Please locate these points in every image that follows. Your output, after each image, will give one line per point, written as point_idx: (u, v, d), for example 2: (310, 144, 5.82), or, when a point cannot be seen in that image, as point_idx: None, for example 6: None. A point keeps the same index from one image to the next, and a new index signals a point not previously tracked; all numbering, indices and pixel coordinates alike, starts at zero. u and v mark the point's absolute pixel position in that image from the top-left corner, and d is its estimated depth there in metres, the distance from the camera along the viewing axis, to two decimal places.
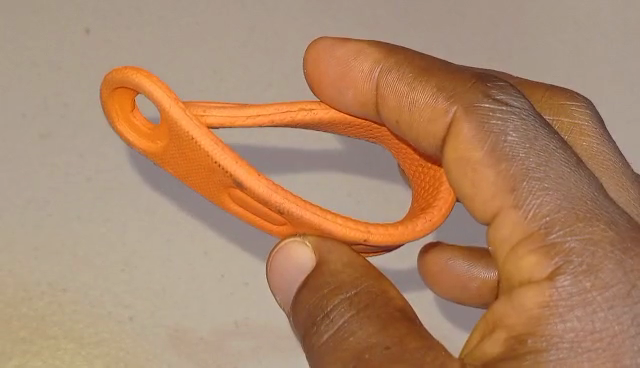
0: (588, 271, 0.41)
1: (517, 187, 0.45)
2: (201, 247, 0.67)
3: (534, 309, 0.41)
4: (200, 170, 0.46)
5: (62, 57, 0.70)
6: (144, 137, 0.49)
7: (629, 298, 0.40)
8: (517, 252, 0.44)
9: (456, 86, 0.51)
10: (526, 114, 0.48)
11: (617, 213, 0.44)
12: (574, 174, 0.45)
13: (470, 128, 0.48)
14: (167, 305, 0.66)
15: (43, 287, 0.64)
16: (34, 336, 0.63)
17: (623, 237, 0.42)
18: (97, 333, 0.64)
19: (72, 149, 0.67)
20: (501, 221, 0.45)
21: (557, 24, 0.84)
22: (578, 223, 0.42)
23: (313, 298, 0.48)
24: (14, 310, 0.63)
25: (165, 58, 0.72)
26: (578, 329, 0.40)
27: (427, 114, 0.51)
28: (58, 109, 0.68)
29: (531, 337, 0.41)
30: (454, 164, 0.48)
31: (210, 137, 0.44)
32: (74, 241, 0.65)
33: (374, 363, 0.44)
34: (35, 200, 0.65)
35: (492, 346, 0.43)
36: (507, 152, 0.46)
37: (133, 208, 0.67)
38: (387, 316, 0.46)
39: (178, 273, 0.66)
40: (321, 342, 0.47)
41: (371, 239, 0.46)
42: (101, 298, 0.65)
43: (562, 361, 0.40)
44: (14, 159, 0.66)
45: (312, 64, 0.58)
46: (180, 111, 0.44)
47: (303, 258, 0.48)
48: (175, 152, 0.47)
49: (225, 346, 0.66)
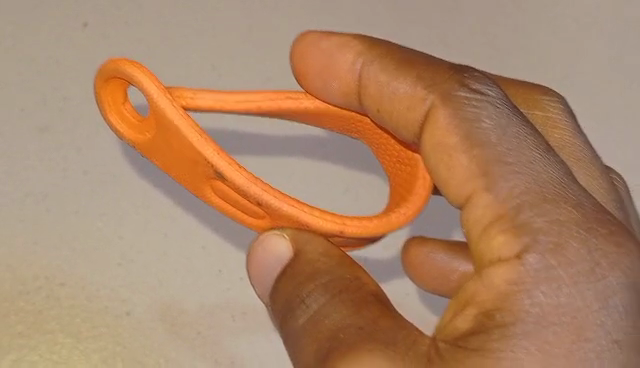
0: (554, 249, 0.46)
1: (490, 173, 0.50)
2: (199, 242, 0.68)
3: (503, 285, 0.46)
4: (185, 161, 0.52)
5: (61, 52, 0.70)
6: (132, 129, 0.54)
7: (593, 273, 0.46)
8: (486, 232, 0.49)
9: (434, 76, 0.55)
10: (499, 103, 0.54)
11: (582, 196, 0.50)
12: (542, 159, 0.51)
13: (446, 116, 0.53)
14: (164, 300, 0.66)
15: (41, 281, 0.64)
16: (32, 330, 0.63)
17: (587, 216, 0.48)
18: (95, 328, 0.64)
19: (70, 144, 0.68)
20: (474, 204, 0.50)
21: (555, 23, 0.85)
22: (544, 205, 0.48)
23: (291, 285, 0.53)
24: (11, 305, 0.63)
25: (163, 56, 0.72)
26: (544, 304, 0.45)
27: (405, 103, 0.55)
28: (56, 104, 0.69)
29: (499, 313, 0.46)
30: (431, 150, 0.53)
31: (192, 127, 0.50)
32: (71, 235, 0.66)
33: (348, 341, 0.48)
34: (33, 194, 0.66)
35: (463, 321, 0.47)
36: (482, 140, 0.51)
37: (130, 202, 0.68)
38: (360, 299, 0.50)
39: (176, 266, 0.67)
40: (298, 325, 0.51)
41: (346, 231, 0.51)
42: (98, 293, 0.65)
43: (527, 333, 0.45)
44: (13, 154, 0.67)
45: (298, 56, 0.61)
46: (169, 104, 0.50)
47: (281, 248, 0.53)
48: (161, 143, 0.52)
49: (221, 341, 0.66)
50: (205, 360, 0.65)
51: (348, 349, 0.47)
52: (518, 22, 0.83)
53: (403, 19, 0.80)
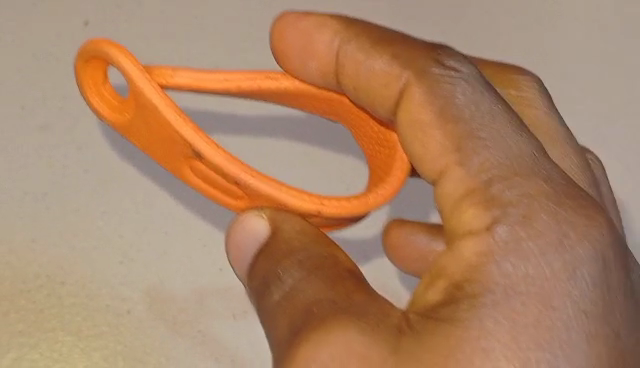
0: (524, 222, 0.47)
1: (462, 147, 0.50)
2: (199, 240, 0.68)
3: (473, 257, 0.46)
4: (163, 140, 0.54)
5: (61, 51, 0.70)
6: (112, 110, 0.56)
7: (561, 245, 0.46)
8: (458, 206, 0.49)
9: (412, 54, 0.56)
10: (474, 78, 0.54)
11: (554, 170, 0.50)
12: (514, 134, 0.51)
13: (420, 92, 0.53)
14: (165, 298, 0.66)
15: (41, 279, 0.64)
16: (32, 328, 0.63)
17: (557, 191, 0.48)
18: (97, 326, 0.64)
19: (71, 143, 0.68)
20: (446, 178, 0.51)
21: (555, 22, 0.84)
22: (514, 178, 0.49)
23: (267, 264, 0.53)
24: (11, 303, 0.63)
25: (163, 55, 0.73)
26: (512, 274, 0.45)
27: (383, 82, 0.56)
28: (57, 102, 0.69)
29: (468, 284, 0.46)
30: (406, 126, 0.53)
31: (170, 106, 0.52)
32: (72, 234, 0.66)
33: (320, 314, 0.47)
34: (33, 192, 0.66)
35: (433, 293, 0.47)
36: (456, 114, 0.52)
37: (130, 200, 0.68)
38: (335, 275, 0.50)
39: (177, 264, 0.67)
40: (273, 302, 0.51)
41: (324, 211, 0.53)
42: (98, 292, 0.65)
43: (496, 303, 0.44)
44: (14, 152, 0.67)
45: (276, 38, 0.61)
46: (146, 83, 0.52)
47: (259, 228, 0.54)
48: (140, 122, 0.54)
49: (222, 339, 0.66)
50: (205, 359, 0.65)
51: (320, 322, 0.47)
52: (519, 18, 0.83)
53: (403, 15, 0.80)
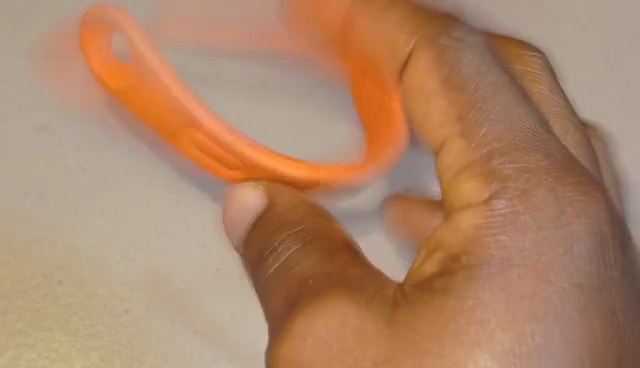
0: (522, 195, 0.44)
1: (464, 117, 0.48)
2: (198, 240, 0.68)
3: (470, 230, 0.45)
4: (159, 112, 0.62)
5: (59, 48, 0.70)
6: (104, 71, 0.66)
7: (563, 216, 0.44)
8: (457, 177, 0.48)
9: (419, 21, 0.54)
10: (483, 52, 0.51)
11: (557, 146, 0.47)
12: (517, 106, 0.48)
13: (426, 62, 0.51)
14: (164, 301, 0.66)
15: (34, 277, 0.64)
16: (29, 328, 0.64)
17: (562, 165, 0.46)
18: (92, 326, 0.65)
19: (70, 141, 0.68)
20: (447, 150, 0.49)
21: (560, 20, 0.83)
22: (516, 152, 0.46)
23: (261, 235, 0.53)
24: (9, 302, 0.64)
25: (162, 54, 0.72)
26: (508, 246, 0.43)
27: (390, 45, 0.55)
28: (55, 101, 0.69)
29: (464, 257, 0.44)
30: (413, 97, 0.52)
31: (172, 76, 0.59)
32: (69, 233, 0.66)
33: (317, 287, 0.47)
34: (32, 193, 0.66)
35: (431, 265, 0.46)
36: (458, 83, 0.49)
37: (129, 199, 0.67)
38: (328, 248, 0.49)
39: (176, 263, 0.67)
40: (268, 274, 0.51)
41: (309, 184, 0.60)
42: (97, 292, 0.65)
43: (492, 275, 0.43)
44: (13, 151, 0.67)
45: None
46: (151, 52, 0.60)
47: (249, 201, 0.55)
48: (138, 96, 0.63)
49: (225, 336, 0.67)
50: (203, 360, 0.66)
51: (316, 295, 0.46)
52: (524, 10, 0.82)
53: None
